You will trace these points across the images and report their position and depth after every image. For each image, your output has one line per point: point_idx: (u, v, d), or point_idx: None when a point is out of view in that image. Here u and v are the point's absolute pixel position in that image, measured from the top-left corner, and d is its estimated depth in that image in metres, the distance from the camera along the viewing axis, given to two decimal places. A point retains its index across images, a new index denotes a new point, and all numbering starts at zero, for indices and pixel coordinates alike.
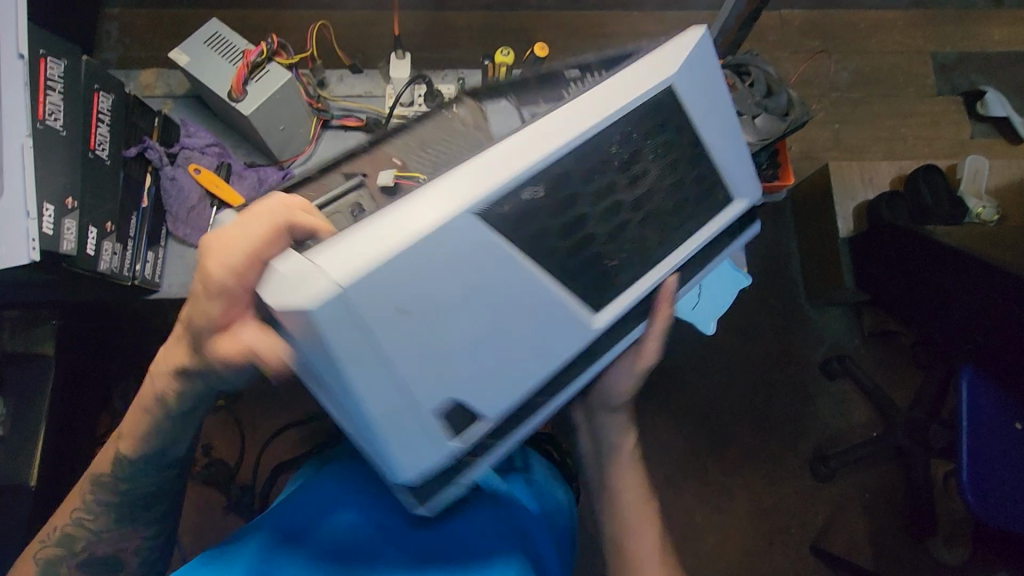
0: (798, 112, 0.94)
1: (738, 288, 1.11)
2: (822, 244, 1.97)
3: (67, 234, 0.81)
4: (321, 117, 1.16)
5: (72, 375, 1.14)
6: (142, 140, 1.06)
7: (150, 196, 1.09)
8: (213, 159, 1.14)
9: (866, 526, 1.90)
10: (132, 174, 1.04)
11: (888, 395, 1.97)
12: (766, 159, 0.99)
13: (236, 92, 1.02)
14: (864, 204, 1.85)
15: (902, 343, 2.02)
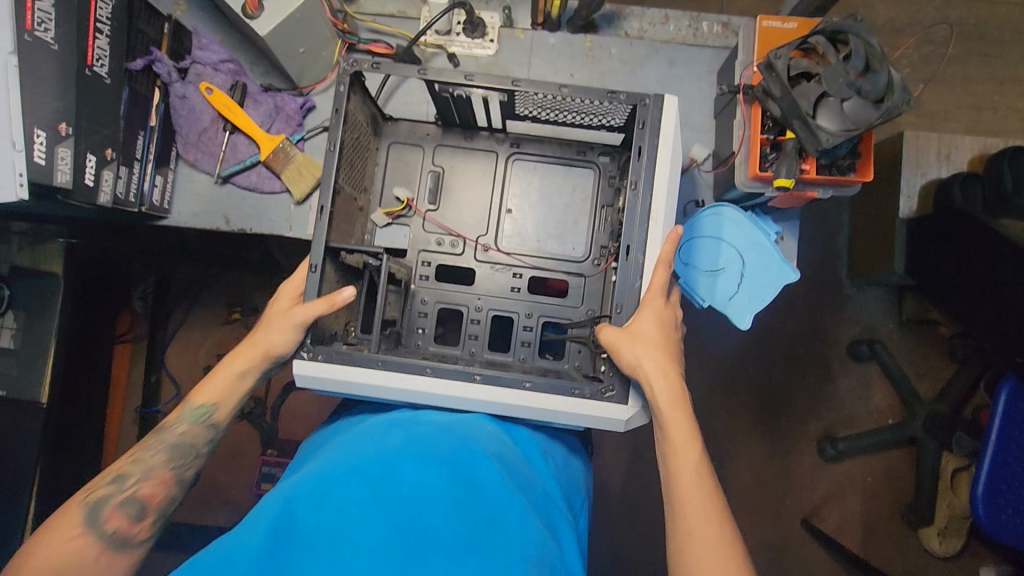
0: (895, 99, 0.78)
1: (785, 283, 1.01)
2: (879, 221, 1.81)
3: (60, 163, 0.76)
4: (346, 40, 1.05)
5: (81, 293, 1.12)
6: (150, 52, 0.97)
7: (159, 114, 1.01)
8: (227, 78, 1.05)
9: (862, 508, 1.89)
10: (138, 89, 0.95)
11: (913, 385, 1.89)
12: (847, 150, 0.84)
13: (252, 7, 0.90)
14: (934, 183, 1.67)
15: (940, 334, 1.91)
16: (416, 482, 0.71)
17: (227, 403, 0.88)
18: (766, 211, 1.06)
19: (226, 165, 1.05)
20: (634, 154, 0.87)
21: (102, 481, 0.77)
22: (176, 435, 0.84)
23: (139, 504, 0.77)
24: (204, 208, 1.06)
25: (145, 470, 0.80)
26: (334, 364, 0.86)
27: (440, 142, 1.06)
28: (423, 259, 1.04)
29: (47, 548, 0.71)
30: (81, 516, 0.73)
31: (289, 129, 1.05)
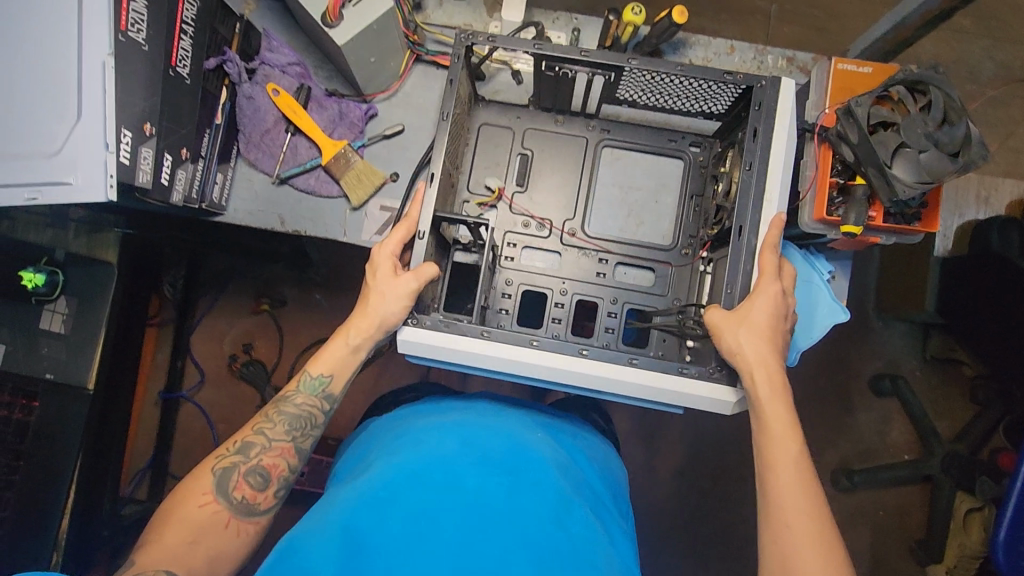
0: (973, 153, 0.78)
1: (835, 324, 1.01)
2: (911, 257, 1.81)
3: (143, 163, 0.76)
4: (414, 51, 1.05)
5: (128, 281, 1.12)
6: (222, 52, 0.97)
7: (225, 113, 1.01)
8: (293, 81, 1.05)
9: (872, 542, 1.90)
10: (209, 88, 0.96)
11: (932, 422, 1.89)
12: (917, 201, 0.84)
13: (332, 17, 0.91)
14: (971, 225, 1.69)
15: (963, 374, 1.91)
16: (472, 487, 0.72)
17: (342, 375, 0.87)
18: (819, 249, 1.06)
19: (286, 167, 1.05)
20: (748, 134, 0.83)
21: (229, 449, 0.81)
22: (295, 406, 0.84)
23: (263, 475, 0.80)
24: (260, 207, 1.07)
25: (268, 441, 0.82)
26: (440, 331, 0.84)
27: (528, 127, 1.07)
28: (510, 238, 1.05)
29: (182, 511, 0.74)
30: (211, 482, 0.77)
31: (351, 135, 1.06)
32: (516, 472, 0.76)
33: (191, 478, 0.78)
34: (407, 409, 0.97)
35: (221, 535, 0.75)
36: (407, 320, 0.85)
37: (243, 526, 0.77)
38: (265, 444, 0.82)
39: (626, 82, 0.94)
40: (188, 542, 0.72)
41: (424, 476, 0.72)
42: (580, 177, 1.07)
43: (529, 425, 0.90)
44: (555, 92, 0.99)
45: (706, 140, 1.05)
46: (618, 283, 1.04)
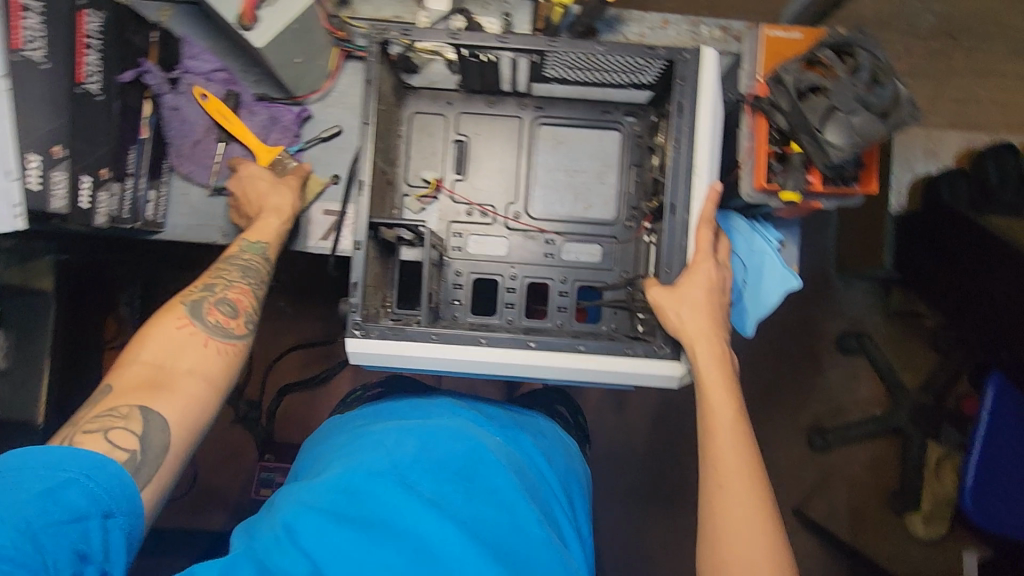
0: (901, 113, 0.78)
1: (787, 291, 1.02)
2: (866, 216, 1.83)
3: (56, 187, 0.75)
4: (342, 48, 1.02)
5: (71, 306, 1.09)
6: (139, 64, 0.94)
7: (150, 126, 0.98)
8: (220, 87, 1.02)
9: (849, 496, 1.95)
10: (128, 102, 0.92)
11: (898, 375, 1.94)
12: (853, 163, 0.85)
13: (247, 19, 0.87)
14: (922, 180, 1.70)
15: (924, 325, 1.96)
16: (428, 492, 0.70)
17: (276, 244, 0.94)
18: (767, 217, 1.07)
19: (221, 177, 1.02)
20: (674, 110, 0.83)
21: (195, 288, 0.85)
22: (244, 258, 0.90)
23: (230, 305, 0.84)
24: (199, 221, 1.04)
25: (228, 281, 0.87)
26: (390, 338, 0.83)
27: (459, 112, 1.06)
28: (455, 227, 1.06)
29: (161, 332, 0.78)
30: (185, 308, 0.81)
31: (286, 140, 1.02)
32: (476, 477, 0.75)
33: (157, 315, 0.80)
34: (375, 408, 0.96)
35: (206, 365, 0.78)
36: (350, 332, 0.82)
37: (222, 346, 0.80)
38: (225, 284, 0.86)
39: (552, 66, 0.93)
40: (164, 364, 0.75)
41: (380, 479, 0.71)
42: (519, 159, 1.06)
43: (489, 428, 0.89)
44: (481, 76, 0.98)
45: (642, 110, 1.04)
46: (566, 261, 1.05)
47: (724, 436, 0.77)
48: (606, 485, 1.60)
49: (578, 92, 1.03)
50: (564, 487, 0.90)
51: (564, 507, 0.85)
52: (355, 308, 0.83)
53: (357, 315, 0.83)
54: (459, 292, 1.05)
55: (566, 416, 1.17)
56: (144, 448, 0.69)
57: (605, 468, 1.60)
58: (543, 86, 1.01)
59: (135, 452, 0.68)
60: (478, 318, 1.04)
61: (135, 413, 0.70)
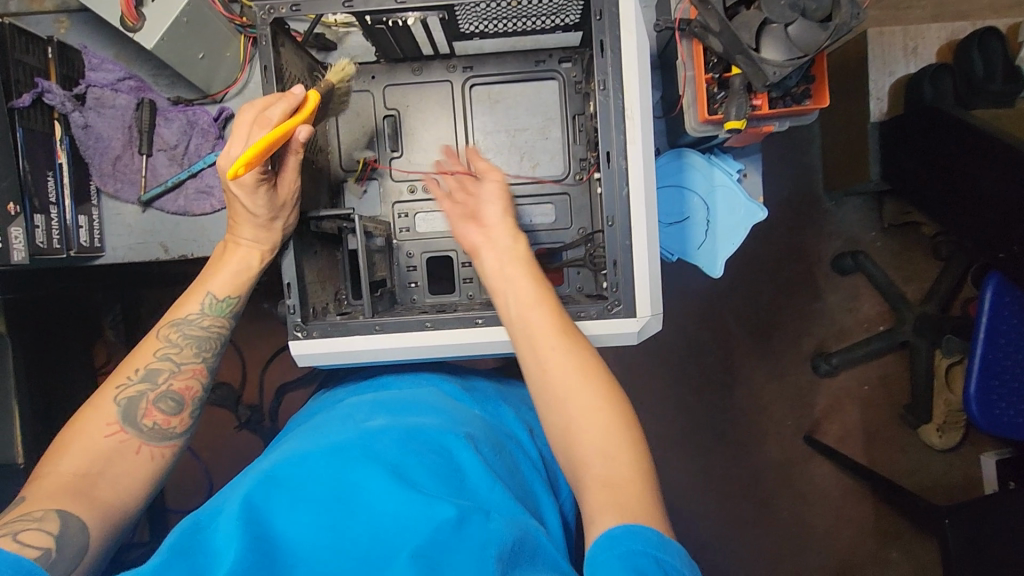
0: (843, 15, 0.70)
1: (754, 223, 0.97)
2: (849, 128, 1.74)
3: None
4: (248, 35, 0.94)
5: (31, 342, 1.07)
6: (35, 83, 0.89)
7: (65, 149, 0.94)
8: (131, 97, 0.96)
9: (861, 417, 1.92)
10: (30, 128, 0.88)
11: (900, 289, 1.87)
12: (798, 78, 0.79)
13: (131, 20, 0.82)
14: (904, 80, 1.60)
15: (923, 234, 1.87)
16: (391, 463, 0.68)
17: (244, 291, 0.83)
18: (725, 148, 1.00)
19: (149, 189, 0.98)
20: (596, 50, 0.76)
21: (132, 377, 0.75)
22: (200, 325, 0.79)
23: (175, 399, 0.76)
24: (137, 240, 1.00)
25: (174, 363, 0.77)
26: (334, 336, 0.80)
27: (386, 85, 1.00)
28: (401, 207, 1.01)
29: (82, 442, 0.69)
30: (116, 410, 0.72)
31: (209, 143, 0.98)
32: (441, 446, 0.74)
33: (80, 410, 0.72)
34: (350, 389, 0.95)
35: (140, 472, 0.71)
36: (297, 335, 0.80)
37: (156, 451, 0.73)
38: (170, 368, 0.77)
39: (465, 21, 0.87)
40: (92, 473, 0.67)
41: (345, 453, 0.69)
42: (455, 126, 1.00)
43: (464, 403, 0.89)
44: (396, 43, 0.92)
45: (574, 53, 0.97)
46: (518, 225, 1.00)
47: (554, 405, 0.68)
48: None
49: (507, 44, 0.96)
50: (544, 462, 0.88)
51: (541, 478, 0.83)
52: (293, 309, 0.80)
53: (296, 316, 0.80)
54: (414, 274, 1.01)
55: None
56: (59, 545, 0.60)
57: None
58: (467, 43, 0.95)
59: (50, 550, 0.59)
60: (437, 298, 1.00)
61: (51, 513, 0.61)
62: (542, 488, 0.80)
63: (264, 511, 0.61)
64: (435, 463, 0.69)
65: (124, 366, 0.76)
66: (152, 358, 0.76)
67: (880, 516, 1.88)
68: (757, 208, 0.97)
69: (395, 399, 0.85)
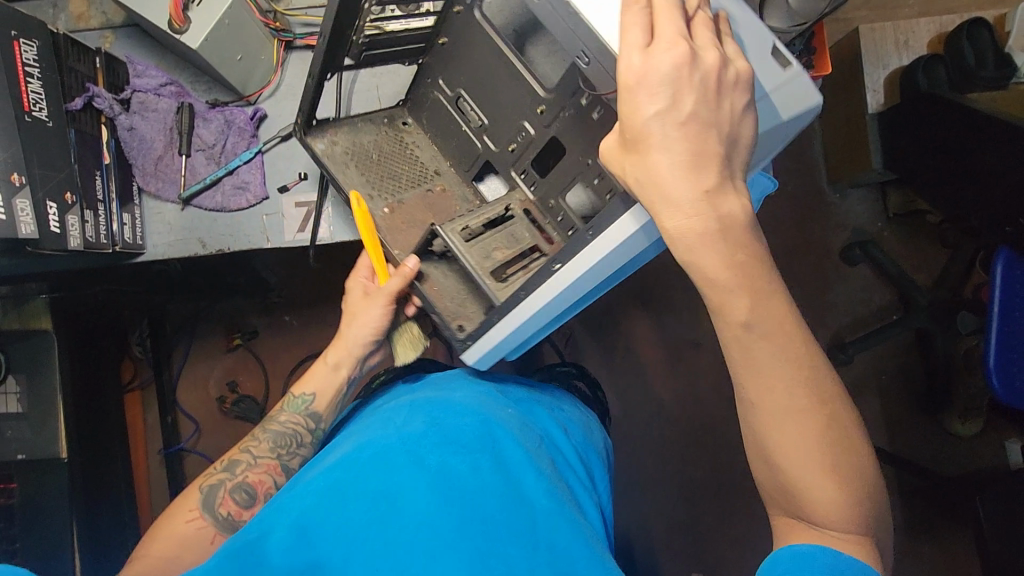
0: None
1: None
2: (849, 122, 1.79)
3: (21, 215, 0.81)
4: (281, 39, 1.02)
5: (72, 344, 1.10)
6: (87, 88, 0.95)
7: (111, 151, 0.99)
8: (172, 101, 1.03)
9: (882, 406, 1.91)
10: (83, 129, 0.94)
11: (911, 277, 1.89)
12: (801, 48, 0.84)
13: (178, 22, 0.89)
14: (898, 72, 1.65)
15: (929, 222, 1.90)
16: (436, 462, 0.68)
17: (325, 395, 0.93)
18: None
19: (188, 187, 1.03)
20: None
21: (218, 467, 0.85)
22: (282, 422, 0.90)
23: (248, 491, 0.83)
24: (177, 237, 1.05)
25: (255, 458, 0.86)
26: (482, 341, 0.83)
27: (439, 77, 0.96)
28: (517, 168, 0.92)
29: (171, 524, 0.79)
30: (199, 498, 0.81)
31: (244, 141, 1.04)
32: (479, 442, 0.74)
33: (181, 496, 0.83)
34: (387, 389, 0.97)
35: (209, 559, 0.78)
36: (466, 347, 0.85)
37: (229, 542, 0.80)
38: (251, 462, 0.86)
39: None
40: (170, 557, 0.76)
41: (390, 454, 0.69)
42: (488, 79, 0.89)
43: (500, 400, 0.89)
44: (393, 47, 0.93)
45: None
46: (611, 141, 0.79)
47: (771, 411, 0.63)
48: (632, 434, 1.60)
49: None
50: (581, 457, 0.89)
51: (579, 476, 0.85)
52: (451, 328, 0.87)
53: (455, 331, 0.86)
54: (565, 219, 0.88)
55: (584, 389, 1.21)
56: None
57: (629, 418, 1.60)
58: None
59: None
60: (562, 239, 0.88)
61: None
62: (580, 489, 0.82)
63: (314, 523, 0.62)
64: (481, 466, 0.70)
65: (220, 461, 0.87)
66: (237, 453, 0.86)
67: None
68: None
69: (434, 395, 0.86)
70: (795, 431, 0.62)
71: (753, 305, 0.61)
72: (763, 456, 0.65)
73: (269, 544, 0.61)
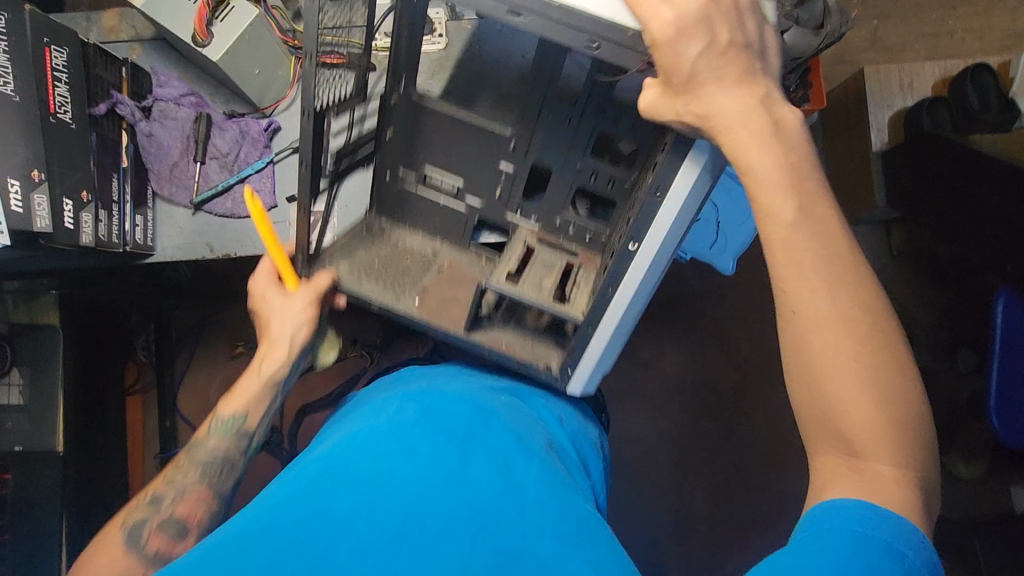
0: (834, 23, 0.81)
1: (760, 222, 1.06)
2: (854, 160, 1.81)
3: (37, 209, 0.84)
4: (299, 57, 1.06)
5: (77, 342, 1.13)
6: (110, 95, 0.99)
7: (129, 155, 1.03)
8: (190, 111, 1.07)
9: None
10: (104, 133, 0.98)
11: (915, 315, 1.87)
12: (797, 81, 0.87)
13: (201, 36, 0.96)
14: (902, 112, 1.67)
15: (934, 262, 1.89)
16: (427, 454, 0.69)
17: (255, 410, 0.89)
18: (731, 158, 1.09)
19: (200, 192, 1.07)
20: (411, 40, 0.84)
21: (140, 504, 0.80)
22: (208, 449, 0.86)
23: (177, 525, 0.79)
24: (186, 240, 1.07)
25: (179, 489, 0.82)
26: (577, 364, 0.82)
27: (397, 165, 0.93)
28: (513, 211, 0.92)
29: (94, 566, 0.75)
30: (120, 538, 0.76)
31: (257, 152, 1.07)
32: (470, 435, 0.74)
33: (101, 535, 0.78)
34: (383, 383, 0.98)
35: None
36: (564, 373, 0.86)
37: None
38: (176, 493, 0.82)
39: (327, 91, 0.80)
40: None
41: (381, 445, 0.70)
42: (453, 128, 0.87)
43: (493, 393, 0.88)
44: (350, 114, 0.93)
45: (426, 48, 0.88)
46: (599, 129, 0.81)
47: (826, 355, 0.58)
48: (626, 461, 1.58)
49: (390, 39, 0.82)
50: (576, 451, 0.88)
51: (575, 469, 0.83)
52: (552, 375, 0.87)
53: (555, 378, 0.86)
54: (580, 227, 0.90)
55: None
56: None
57: (623, 445, 1.58)
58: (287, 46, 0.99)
59: None
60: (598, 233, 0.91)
61: None
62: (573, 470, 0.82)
63: (302, 508, 0.62)
64: (471, 457, 0.70)
65: (139, 496, 0.82)
66: (161, 486, 0.81)
67: None
68: None
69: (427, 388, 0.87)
70: (837, 343, 0.58)
71: (800, 205, 0.60)
72: (810, 383, 0.59)
73: (257, 527, 0.60)
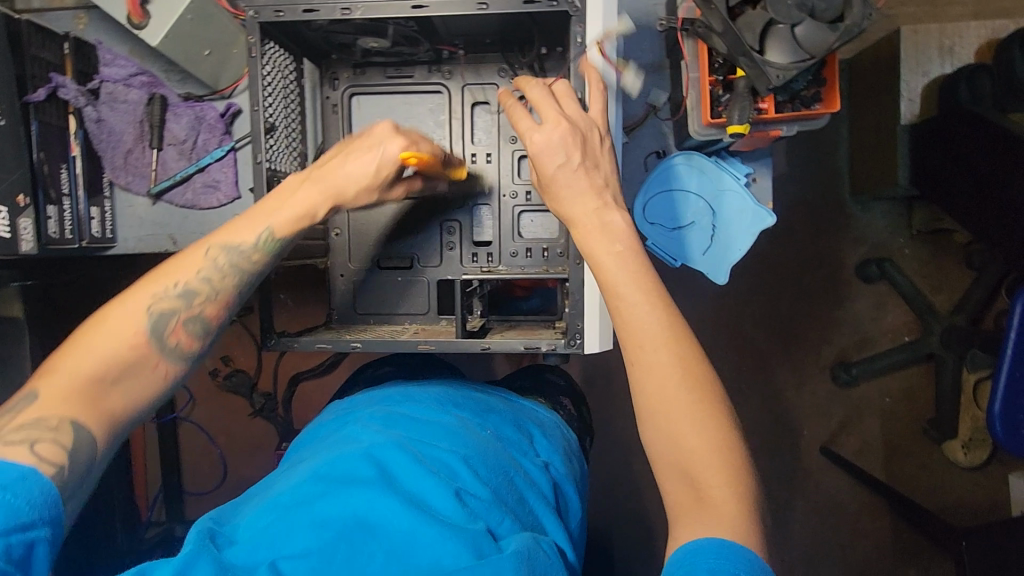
0: (855, 15, 0.68)
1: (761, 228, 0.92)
2: (879, 127, 1.57)
3: None
4: None
5: (47, 332, 1.10)
6: (50, 78, 0.92)
7: (81, 142, 0.97)
8: (142, 92, 0.98)
9: (882, 432, 1.74)
10: (47, 121, 0.92)
11: (926, 298, 1.71)
12: (806, 80, 0.77)
13: (136, 17, 0.88)
14: (940, 80, 1.44)
15: (956, 242, 1.72)
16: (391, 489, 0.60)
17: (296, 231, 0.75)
18: (734, 151, 0.97)
19: (159, 182, 1.00)
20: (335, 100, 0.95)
21: (168, 288, 0.69)
22: (235, 252, 0.72)
23: (204, 324, 0.70)
24: (148, 231, 1.02)
25: (203, 279, 0.70)
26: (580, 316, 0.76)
27: (348, 263, 0.97)
28: (469, 261, 0.97)
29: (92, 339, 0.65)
30: (147, 321, 0.67)
31: (215, 138, 0.99)
32: (445, 466, 0.65)
33: (102, 307, 0.67)
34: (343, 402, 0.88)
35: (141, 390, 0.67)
36: (575, 339, 0.77)
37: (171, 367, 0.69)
38: (204, 283, 0.70)
39: (283, 162, 0.85)
40: (109, 376, 0.65)
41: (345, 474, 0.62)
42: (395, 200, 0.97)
43: (477, 423, 0.77)
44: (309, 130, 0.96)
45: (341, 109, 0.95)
46: (518, 154, 0.95)
47: (650, 354, 0.63)
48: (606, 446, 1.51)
49: (315, 117, 0.94)
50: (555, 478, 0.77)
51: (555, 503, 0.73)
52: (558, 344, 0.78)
53: (563, 342, 0.77)
54: (538, 251, 0.95)
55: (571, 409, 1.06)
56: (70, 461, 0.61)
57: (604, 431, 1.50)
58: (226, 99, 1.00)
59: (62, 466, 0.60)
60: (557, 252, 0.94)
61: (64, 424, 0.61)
62: (545, 512, 0.68)
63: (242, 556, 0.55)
64: (439, 490, 0.60)
65: (163, 273, 0.70)
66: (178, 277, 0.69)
67: (897, 534, 1.69)
68: (765, 214, 0.92)
69: (406, 408, 0.77)
70: (665, 400, 0.61)
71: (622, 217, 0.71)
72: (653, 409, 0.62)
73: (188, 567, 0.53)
